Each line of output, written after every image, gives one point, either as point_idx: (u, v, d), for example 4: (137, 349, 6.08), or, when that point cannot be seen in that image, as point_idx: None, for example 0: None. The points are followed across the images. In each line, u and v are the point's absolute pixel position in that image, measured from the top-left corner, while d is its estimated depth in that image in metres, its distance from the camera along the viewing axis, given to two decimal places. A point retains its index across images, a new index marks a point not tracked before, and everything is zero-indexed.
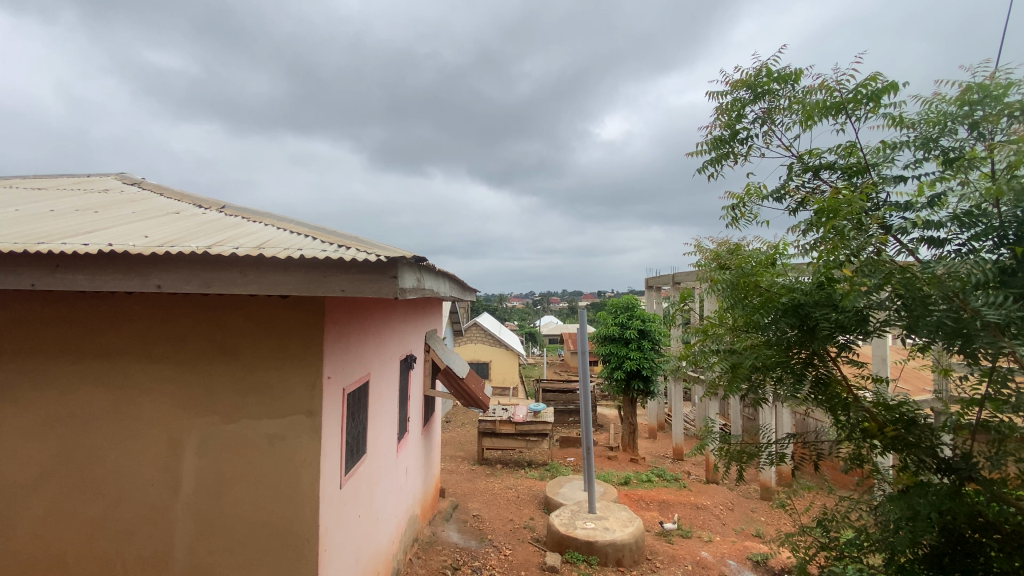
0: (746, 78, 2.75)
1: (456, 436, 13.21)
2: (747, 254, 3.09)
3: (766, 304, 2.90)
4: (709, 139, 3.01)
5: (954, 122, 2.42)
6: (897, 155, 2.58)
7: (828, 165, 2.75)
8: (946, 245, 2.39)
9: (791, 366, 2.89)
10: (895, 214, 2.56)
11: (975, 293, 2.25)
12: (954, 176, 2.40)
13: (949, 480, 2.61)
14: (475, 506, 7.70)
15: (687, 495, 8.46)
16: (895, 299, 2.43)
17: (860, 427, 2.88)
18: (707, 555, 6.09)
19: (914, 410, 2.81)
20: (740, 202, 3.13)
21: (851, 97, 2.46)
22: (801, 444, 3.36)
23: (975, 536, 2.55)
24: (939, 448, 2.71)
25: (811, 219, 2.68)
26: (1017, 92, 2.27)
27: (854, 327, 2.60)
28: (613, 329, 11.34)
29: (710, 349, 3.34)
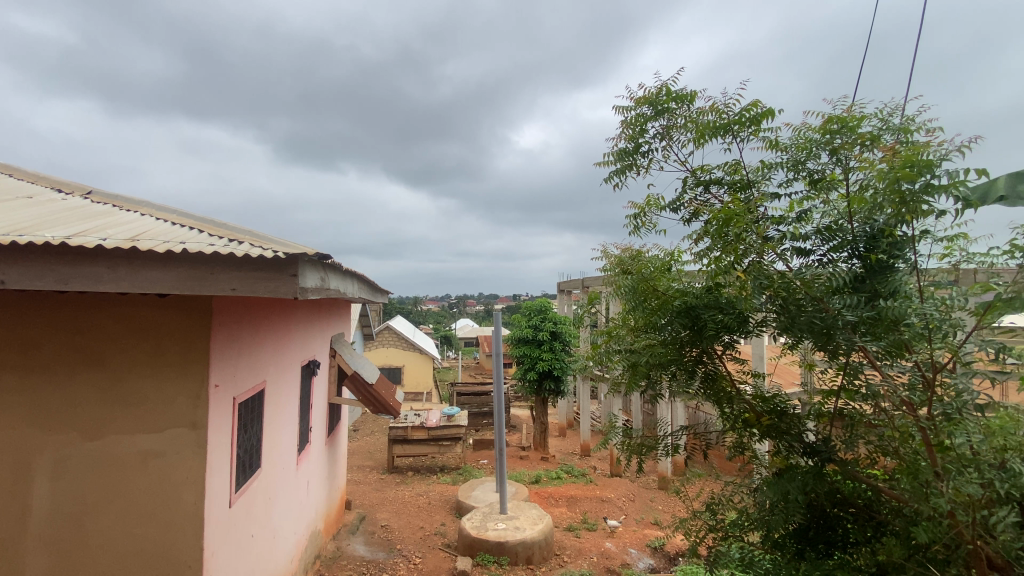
0: (648, 95, 2.92)
1: (364, 446, 12.65)
2: (646, 260, 3.29)
3: (663, 306, 3.12)
4: (615, 151, 3.16)
5: (818, 147, 2.76)
6: (772, 174, 2.89)
7: (717, 180, 3.01)
8: (811, 255, 2.71)
9: (685, 363, 3.14)
10: (772, 226, 2.86)
11: (835, 296, 2.60)
12: (818, 196, 2.74)
13: (813, 461, 2.96)
14: (384, 516, 7.42)
15: (593, 489, 8.85)
16: (770, 302, 2.75)
17: (742, 418, 3.21)
18: (611, 546, 6.40)
19: (785, 401, 3.16)
20: (641, 212, 3.33)
21: (737, 120, 2.71)
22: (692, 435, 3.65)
23: (835, 511, 2.98)
24: (805, 433, 3.06)
25: (703, 227, 2.91)
26: (867, 124, 2.64)
27: (737, 327, 2.90)
28: (527, 331, 11.59)
29: (613, 350, 3.52)
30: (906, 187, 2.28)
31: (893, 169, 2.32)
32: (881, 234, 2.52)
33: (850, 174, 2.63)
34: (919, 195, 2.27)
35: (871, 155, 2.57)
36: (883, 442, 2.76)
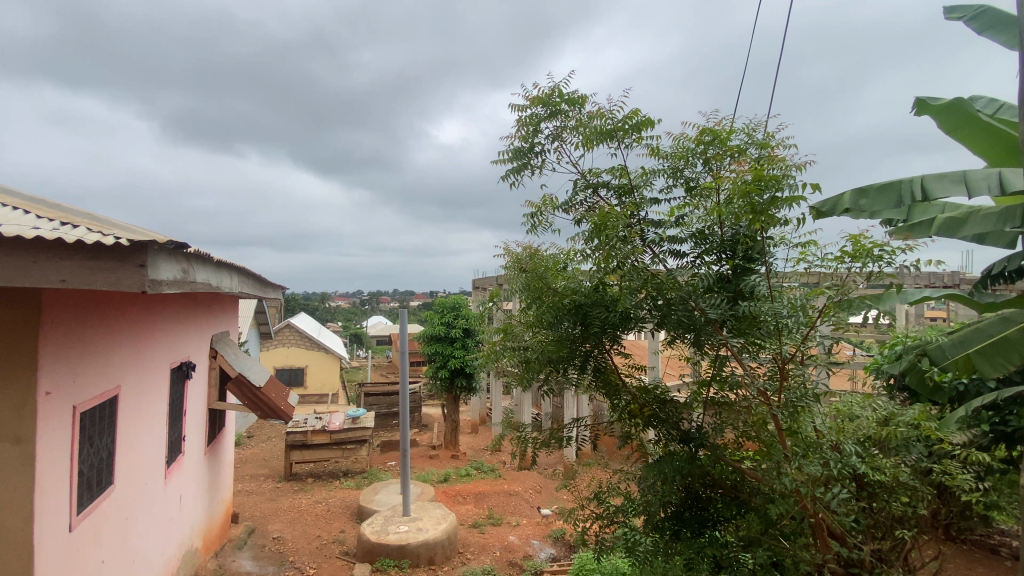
0: (542, 96, 2.97)
1: (259, 453, 11.74)
2: (542, 258, 3.35)
3: (555, 305, 3.20)
4: (509, 149, 3.17)
5: (693, 157, 2.97)
6: (654, 180, 3.07)
7: (604, 184, 3.14)
8: (685, 257, 2.92)
9: (576, 359, 3.25)
10: (652, 229, 3.05)
11: (703, 296, 2.82)
12: (693, 202, 2.95)
13: (687, 447, 3.20)
14: (276, 528, 6.93)
15: (501, 483, 8.95)
16: (650, 300, 2.93)
17: (627, 409, 3.40)
18: (514, 539, 6.50)
19: (665, 391, 3.38)
20: (537, 211, 3.38)
21: (620, 127, 2.84)
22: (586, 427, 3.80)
23: (707, 493, 3.22)
24: (681, 422, 3.30)
25: (589, 230, 3.04)
26: (735, 138, 2.89)
27: (621, 324, 3.06)
28: (439, 328, 11.44)
29: (509, 346, 3.54)
30: (761, 197, 2.53)
31: (751, 180, 2.56)
32: (743, 238, 2.78)
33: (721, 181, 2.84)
34: (768, 206, 2.55)
35: (736, 166, 2.81)
36: (744, 427, 3.04)
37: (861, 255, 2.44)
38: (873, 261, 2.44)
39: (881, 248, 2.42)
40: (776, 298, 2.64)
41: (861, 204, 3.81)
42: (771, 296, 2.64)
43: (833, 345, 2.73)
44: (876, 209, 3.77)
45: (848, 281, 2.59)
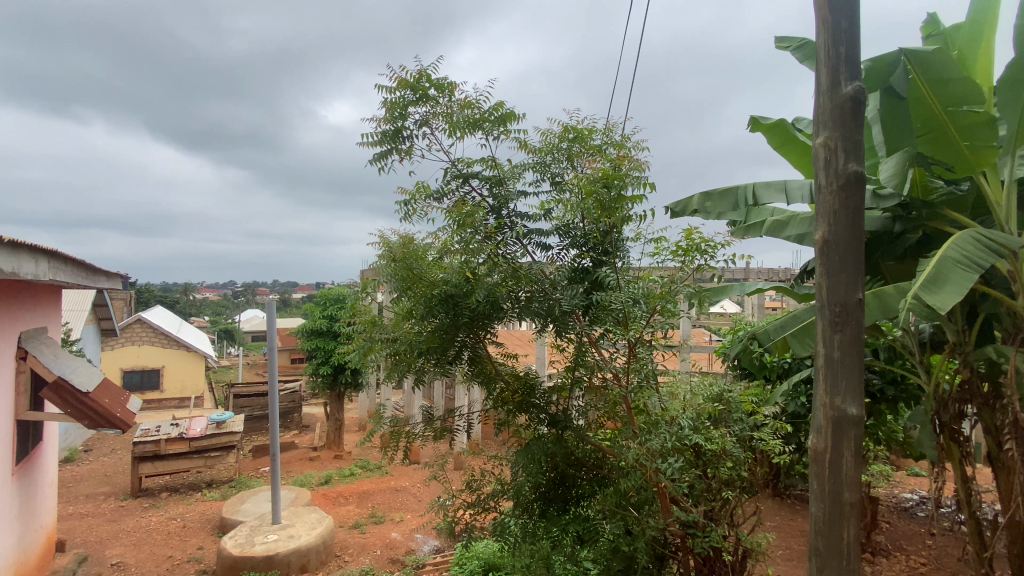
0: (409, 79, 2.92)
1: (99, 469, 10.13)
2: (415, 247, 3.23)
3: (425, 296, 3.15)
4: (376, 133, 3.08)
5: (559, 153, 3.14)
6: (523, 173, 3.21)
7: (476, 174, 3.16)
8: (551, 249, 3.16)
9: (448, 350, 3.25)
10: (521, 221, 3.19)
11: (561, 289, 3.08)
12: (558, 196, 3.12)
13: (554, 430, 3.35)
14: (115, 553, 6.03)
15: (387, 480, 8.71)
16: (512, 294, 3.06)
17: (501, 398, 3.47)
18: (396, 535, 6.37)
19: (535, 377, 3.53)
20: (411, 198, 3.28)
21: (485, 118, 2.99)
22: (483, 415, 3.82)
23: (573, 472, 3.42)
24: (548, 406, 3.44)
25: (453, 222, 3.07)
26: (595, 137, 3.11)
27: (489, 315, 3.12)
28: (320, 322, 10.75)
29: (378, 337, 3.43)
30: (607, 194, 2.78)
31: (601, 178, 2.79)
32: (598, 234, 3.02)
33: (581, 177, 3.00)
34: (615, 201, 2.80)
35: (594, 162, 3.01)
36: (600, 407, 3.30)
37: (692, 249, 2.76)
38: (701, 256, 2.78)
39: (707, 243, 2.74)
40: (622, 288, 2.96)
41: (706, 207, 4.32)
42: (617, 286, 2.94)
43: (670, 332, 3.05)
44: (717, 210, 4.29)
45: (684, 278, 2.89)
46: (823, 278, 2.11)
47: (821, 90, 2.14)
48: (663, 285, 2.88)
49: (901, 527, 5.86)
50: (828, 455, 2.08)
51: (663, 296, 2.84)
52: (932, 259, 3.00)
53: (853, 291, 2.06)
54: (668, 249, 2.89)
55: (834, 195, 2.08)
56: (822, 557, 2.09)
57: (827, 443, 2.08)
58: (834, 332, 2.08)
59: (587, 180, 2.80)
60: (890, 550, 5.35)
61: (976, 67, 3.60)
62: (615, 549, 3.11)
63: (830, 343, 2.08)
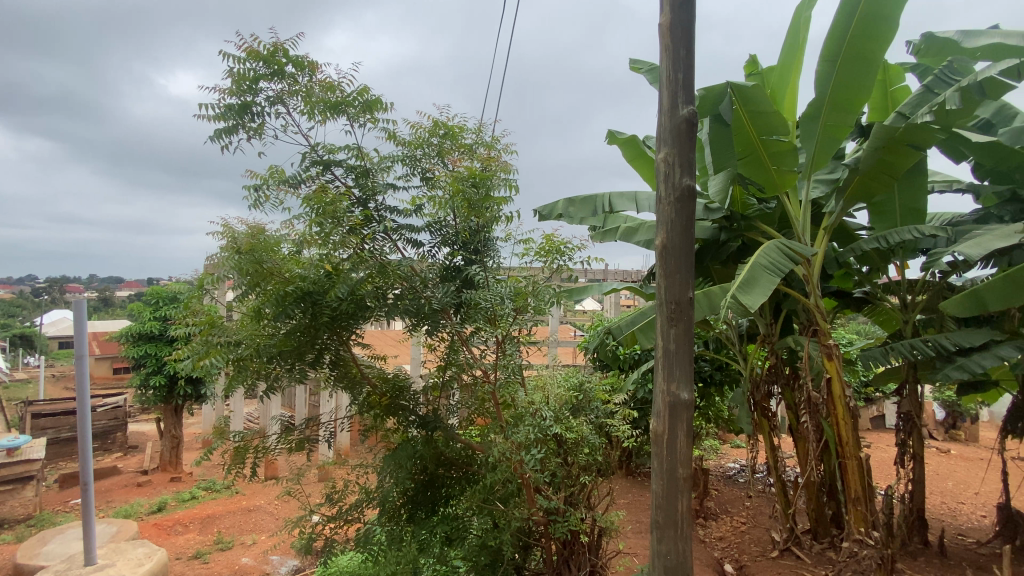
0: (261, 51, 2.75)
1: None
2: (270, 239, 2.90)
3: (275, 293, 2.86)
4: (221, 107, 2.82)
5: (429, 148, 3.09)
6: (391, 166, 3.10)
7: (338, 163, 3.01)
8: (422, 246, 3.08)
9: (305, 352, 3.01)
10: (391, 216, 3.08)
11: (427, 287, 3.03)
12: (429, 191, 3.06)
13: (423, 432, 3.30)
14: None
15: (238, 500, 7.79)
16: (378, 291, 2.95)
17: (367, 402, 3.30)
18: (247, 561, 5.72)
19: (404, 379, 3.41)
20: (262, 184, 2.97)
21: (347, 101, 2.89)
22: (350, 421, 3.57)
23: (442, 473, 3.40)
24: (417, 408, 3.36)
25: (311, 211, 2.86)
26: (466, 136, 3.12)
27: (353, 313, 2.97)
28: (151, 325, 9.25)
29: (216, 341, 3.00)
30: (473, 194, 2.89)
31: (468, 177, 2.89)
32: (467, 232, 3.02)
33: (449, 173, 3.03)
34: (479, 202, 2.91)
35: (462, 160, 3.05)
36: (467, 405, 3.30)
37: (552, 251, 2.93)
38: (561, 257, 2.96)
39: (564, 245, 2.93)
40: (490, 287, 3.01)
41: (570, 211, 4.62)
42: (486, 284, 2.98)
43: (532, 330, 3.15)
44: (578, 215, 4.61)
45: (540, 279, 3.05)
46: (661, 279, 2.36)
47: (662, 110, 2.38)
48: (527, 284, 3.01)
49: (726, 493, 6.87)
50: (665, 436, 2.33)
51: (526, 294, 2.95)
52: (747, 265, 3.55)
53: (685, 291, 2.34)
54: (530, 251, 3.06)
55: (671, 207, 2.35)
56: (660, 528, 2.33)
57: (664, 426, 2.33)
58: (670, 328, 2.34)
59: (452, 179, 2.88)
60: (718, 514, 6.25)
61: (784, 105, 4.30)
62: (483, 544, 3.15)
63: (666, 336, 2.35)
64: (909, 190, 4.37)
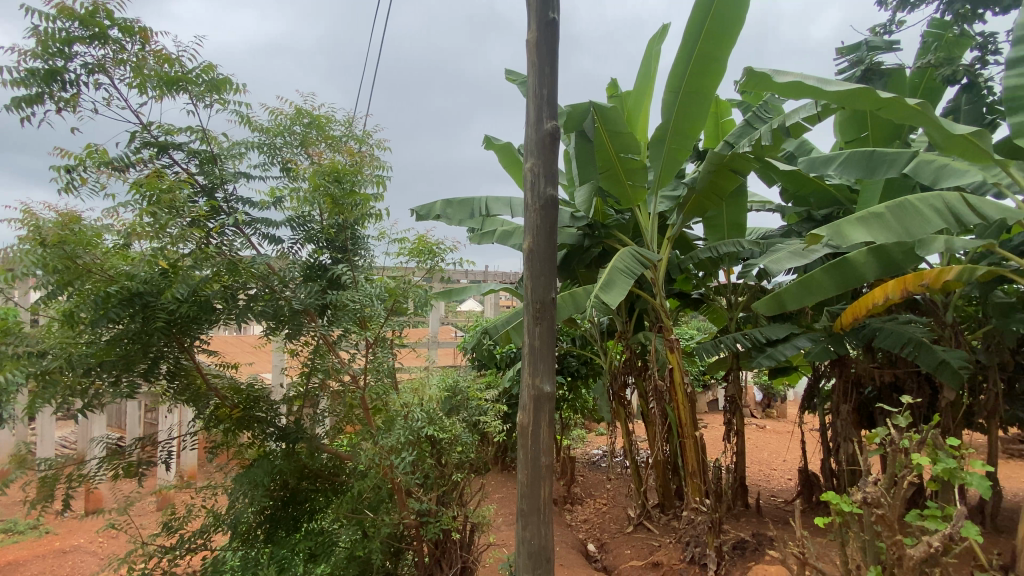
0: (78, 10, 2.35)
1: None
2: (87, 232, 2.48)
3: (94, 294, 2.45)
4: (20, 71, 2.35)
5: (289, 136, 2.93)
6: (244, 154, 2.93)
7: (178, 146, 2.73)
8: (282, 242, 2.89)
9: (134, 362, 2.61)
10: (245, 209, 2.89)
11: (287, 285, 2.85)
12: (290, 183, 2.89)
13: (284, 444, 3.08)
14: None
15: (47, 543, 6.42)
16: (227, 290, 2.71)
17: (215, 415, 2.97)
18: None
19: (261, 389, 3.14)
20: (76, 164, 2.50)
21: (188, 78, 2.61)
22: (196, 438, 3.19)
23: (306, 486, 3.21)
24: (277, 419, 3.13)
25: (140, 199, 2.50)
26: (334, 127, 2.98)
27: (199, 316, 2.67)
28: None
29: (12, 351, 2.46)
30: (336, 189, 2.77)
31: (329, 172, 2.76)
32: (332, 229, 2.88)
33: (310, 163, 2.89)
34: (344, 197, 2.80)
35: (325, 152, 2.92)
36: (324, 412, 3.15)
37: (422, 251, 2.96)
38: (431, 257, 2.99)
39: (434, 245, 2.98)
40: (359, 287, 2.87)
41: (447, 212, 4.66)
42: (353, 284, 2.87)
43: (404, 335, 3.07)
44: (454, 217, 4.66)
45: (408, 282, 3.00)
46: (527, 280, 2.50)
47: (530, 121, 2.52)
48: (396, 283, 2.95)
49: (591, 478, 7.47)
50: (530, 428, 2.46)
51: (394, 293, 2.89)
52: (607, 268, 3.89)
53: (549, 291, 2.50)
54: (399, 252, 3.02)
55: (536, 213, 2.49)
56: (525, 516, 2.46)
57: (530, 417, 2.46)
58: (535, 325, 2.49)
59: (311, 173, 2.75)
60: (583, 499, 6.78)
61: (639, 126, 4.82)
62: (351, 555, 3.02)
63: (532, 334, 2.49)
64: (734, 207, 5.15)
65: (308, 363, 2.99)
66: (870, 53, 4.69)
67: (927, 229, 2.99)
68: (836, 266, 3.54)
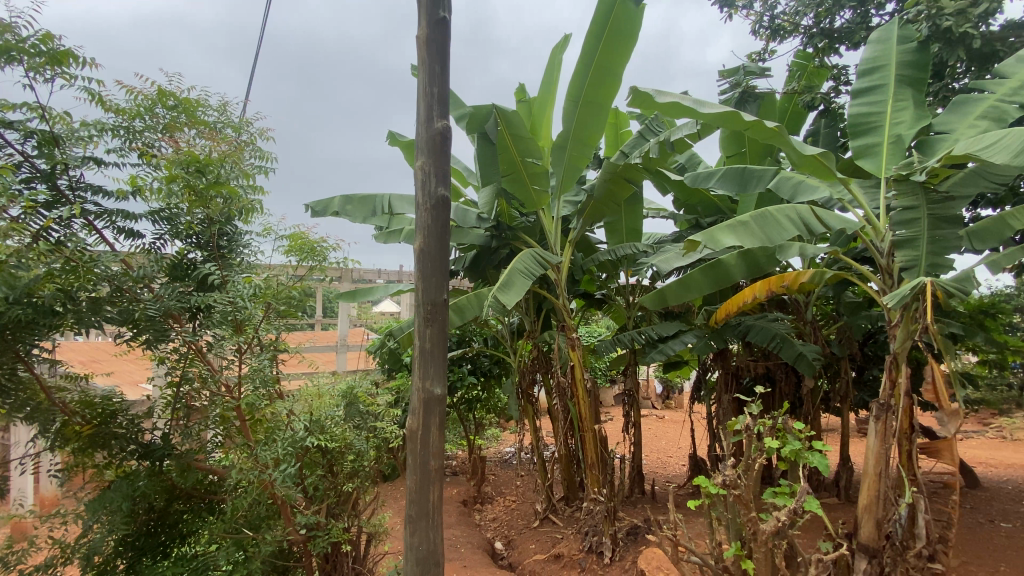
0: None
1: None
2: None
3: None
4: None
5: (150, 120, 2.63)
6: (96, 136, 2.58)
7: (8, 124, 2.34)
8: (141, 238, 2.61)
9: None
10: (96, 198, 2.58)
11: (140, 285, 2.56)
12: (151, 172, 2.58)
13: (148, 463, 2.77)
14: None
15: None
16: (67, 291, 2.35)
17: (62, 434, 2.58)
18: None
19: (119, 403, 2.79)
20: None
21: (19, 47, 2.25)
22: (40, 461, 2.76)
23: (179, 507, 2.91)
24: (142, 435, 2.82)
25: None
26: (206, 112, 2.74)
27: (38, 322, 2.31)
28: None
29: None
30: (200, 180, 2.53)
31: (188, 161, 2.52)
32: (196, 225, 2.63)
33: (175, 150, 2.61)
34: (208, 189, 2.55)
35: (191, 138, 2.66)
36: (218, 438, 2.76)
37: (304, 251, 2.84)
38: (313, 257, 2.88)
39: (317, 245, 2.87)
40: (227, 288, 2.63)
41: (346, 209, 4.46)
42: (222, 285, 2.63)
43: (280, 340, 2.88)
44: (355, 215, 4.47)
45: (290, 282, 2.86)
46: (418, 282, 2.44)
47: (420, 119, 2.46)
48: (269, 284, 2.75)
49: (502, 476, 7.57)
50: (419, 432, 2.41)
51: (268, 296, 2.69)
52: (507, 269, 3.95)
53: (440, 293, 2.45)
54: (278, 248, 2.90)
55: (427, 213, 2.43)
56: (413, 522, 2.41)
57: (419, 422, 2.41)
58: (426, 328, 2.43)
59: (166, 163, 2.50)
60: (493, 497, 6.86)
61: (543, 130, 4.94)
62: None
63: (422, 336, 2.43)
64: (630, 213, 5.47)
65: (174, 373, 2.71)
66: (746, 77, 5.18)
67: (781, 237, 3.35)
68: (712, 269, 3.87)
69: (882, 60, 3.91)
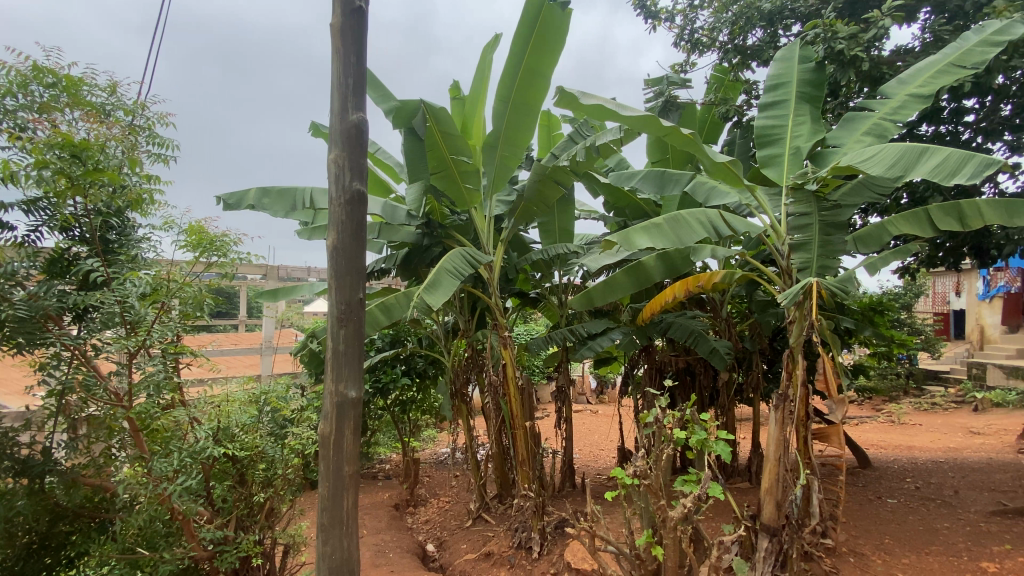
0: None
1: None
2: None
3: None
4: None
5: (23, 98, 2.36)
6: None
7: None
8: (11, 229, 2.35)
9: None
10: None
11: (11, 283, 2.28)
12: (22, 156, 2.32)
13: (25, 481, 2.47)
14: None
15: None
16: None
17: None
18: None
19: None
20: None
21: None
22: None
23: (65, 528, 2.62)
24: (21, 450, 2.49)
25: None
26: (90, 93, 2.53)
27: None
28: None
29: None
30: (77, 169, 2.32)
31: (61, 145, 2.29)
32: (75, 217, 2.43)
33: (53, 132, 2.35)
34: (81, 178, 2.33)
35: (72, 121, 2.43)
36: (114, 449, 2.55)
37: (201, 245, 2.72)
38: (212, 252, 2.76)
39: (217, 239, 2.77)
40: (112, 284, 2.44)
41: (263, 203, 4.23)
42: (108, 283, 2.43)
43: (183, 342, 2.76)
44: (274, 209, 4.25)
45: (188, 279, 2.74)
46: (331, 280, 2.35)
47: (334, 111, 2.36)
48: (157, 280, 2.58)
49: (437, 477, 7.49)
50: (332, 437, 2.32)
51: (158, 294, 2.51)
52: (434, 268, 3.91)
53: (355, 292, 2.37)
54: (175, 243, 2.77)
55: (341, 208, 2.35)
56: (325, 530, 2.32)
57: (332, 426, 2.32)
58: (339, 329, 2.35)
59: (31, 146, 2.24)
60: (427, 499, 6.77)
61: (474, 129, 4.93)
62: None
63: (336, 337, 2.34)
64: (563, 214, 5.58)
65: (51, 380, 2.44)
66: (669, 87, 5.44)
67: (692, 238, 3.56)
68: (633, 268, 4.03)
69: (785, 78, 4.24)
